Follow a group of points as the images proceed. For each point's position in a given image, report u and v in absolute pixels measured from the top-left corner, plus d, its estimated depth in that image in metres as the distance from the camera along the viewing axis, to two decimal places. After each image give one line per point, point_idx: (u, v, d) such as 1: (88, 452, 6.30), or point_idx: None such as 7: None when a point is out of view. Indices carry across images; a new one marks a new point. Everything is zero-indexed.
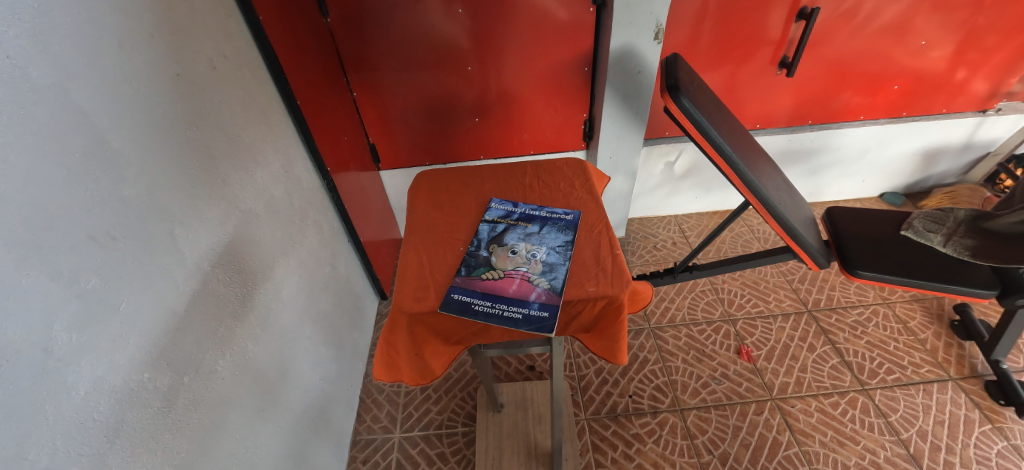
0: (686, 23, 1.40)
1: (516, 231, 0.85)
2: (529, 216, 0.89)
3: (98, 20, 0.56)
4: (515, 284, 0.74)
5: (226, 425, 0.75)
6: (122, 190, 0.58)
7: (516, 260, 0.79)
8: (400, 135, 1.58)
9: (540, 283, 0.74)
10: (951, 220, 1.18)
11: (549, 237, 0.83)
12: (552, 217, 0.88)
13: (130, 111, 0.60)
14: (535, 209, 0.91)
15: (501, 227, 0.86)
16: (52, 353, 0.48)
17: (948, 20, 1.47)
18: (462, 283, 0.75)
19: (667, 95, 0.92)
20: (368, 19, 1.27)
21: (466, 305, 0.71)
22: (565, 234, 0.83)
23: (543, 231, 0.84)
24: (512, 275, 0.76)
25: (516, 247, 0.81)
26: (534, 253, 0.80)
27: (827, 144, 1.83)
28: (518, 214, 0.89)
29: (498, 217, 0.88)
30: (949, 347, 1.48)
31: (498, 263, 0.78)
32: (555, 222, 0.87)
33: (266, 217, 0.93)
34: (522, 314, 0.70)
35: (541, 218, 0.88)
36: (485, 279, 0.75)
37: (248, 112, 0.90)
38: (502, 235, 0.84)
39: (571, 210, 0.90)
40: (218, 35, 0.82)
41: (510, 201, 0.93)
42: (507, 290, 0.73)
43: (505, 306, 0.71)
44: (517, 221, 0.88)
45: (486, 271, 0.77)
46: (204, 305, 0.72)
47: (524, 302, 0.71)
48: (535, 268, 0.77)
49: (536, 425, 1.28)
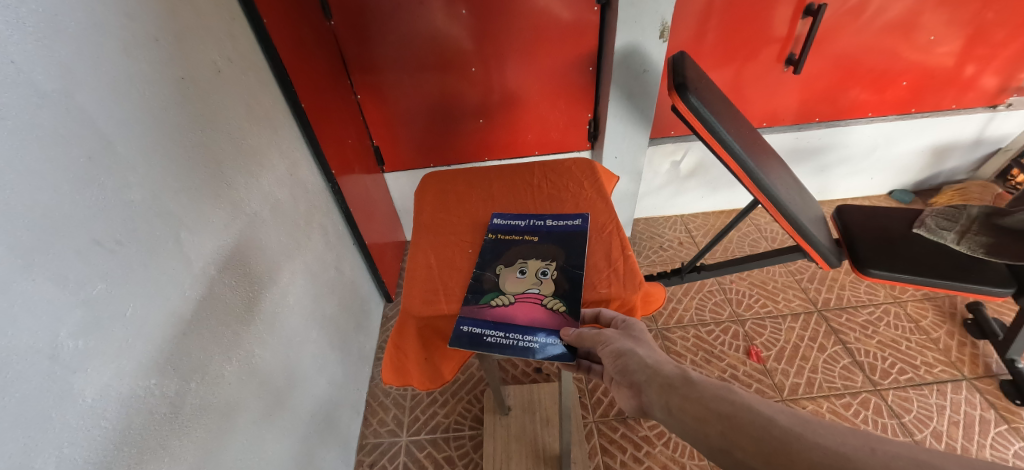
0: (691, 21, 1.39)
1: (523, 245, 0.82)
2: (534, 228, 0.86)
3: (102, 25, 0.56)
4: (527, 309, 0.71)
5: (234, 431, 0.74)
6: (127, 195, 0.57)
7: (527, 281, 0.75)
8: (404, 137, 1.57)
9: (556, 307, 0.70)
10: (965, 217, 1.15)
11: (556, 250, 0.80)
12: (559, 226, 0.85)
13: (136, 116, 0.60)
14: (540, 219, 0.88)
15: (506, 241, 0.83)
16: (59, 359, 0.48)
17: (957, 16, 1.45)
18: (470, 313, 0.71)
19: (674, 93, 0.90)
20: (372, 21, 1.27)
21: (478, 337, 0.68)
22: (574, 242, 0.81)
23: (552, 241, 0.82)
24: (524, 300, 0.72)
25: (524, 266, 0.77)
26: (544, 271, 0.76)
27: (836, 142, 1.80)
28: (522, 226, 0.86)
29: (502, 231, 0.85)
30: (962, 346, 1.45)
31: (507, 287, 0.74)
32: (562, 234, 0.83)
33: (273, 220, 0.93)
34: (539, 344, 0.66)
35: (548, 229, 0.84)
36: (495, 307, 0.72)
37: (253, 114, 0.90)
38: (508, 252, 0.81)
39: (577, 217, 0.87)
40: (222, 38, 0.82)
41: (512, 214, 0.90)
42: (519, 318, 0.69)
43: (520, 337, 0.67)
44: (523, 233, 0.84)
45: (496, 296, 0.73)
46: (211, 310, 0.71)
47: (539, 331, 0.67)
48: (547, 289, 0.73)
49: (544, 429, 1.27)
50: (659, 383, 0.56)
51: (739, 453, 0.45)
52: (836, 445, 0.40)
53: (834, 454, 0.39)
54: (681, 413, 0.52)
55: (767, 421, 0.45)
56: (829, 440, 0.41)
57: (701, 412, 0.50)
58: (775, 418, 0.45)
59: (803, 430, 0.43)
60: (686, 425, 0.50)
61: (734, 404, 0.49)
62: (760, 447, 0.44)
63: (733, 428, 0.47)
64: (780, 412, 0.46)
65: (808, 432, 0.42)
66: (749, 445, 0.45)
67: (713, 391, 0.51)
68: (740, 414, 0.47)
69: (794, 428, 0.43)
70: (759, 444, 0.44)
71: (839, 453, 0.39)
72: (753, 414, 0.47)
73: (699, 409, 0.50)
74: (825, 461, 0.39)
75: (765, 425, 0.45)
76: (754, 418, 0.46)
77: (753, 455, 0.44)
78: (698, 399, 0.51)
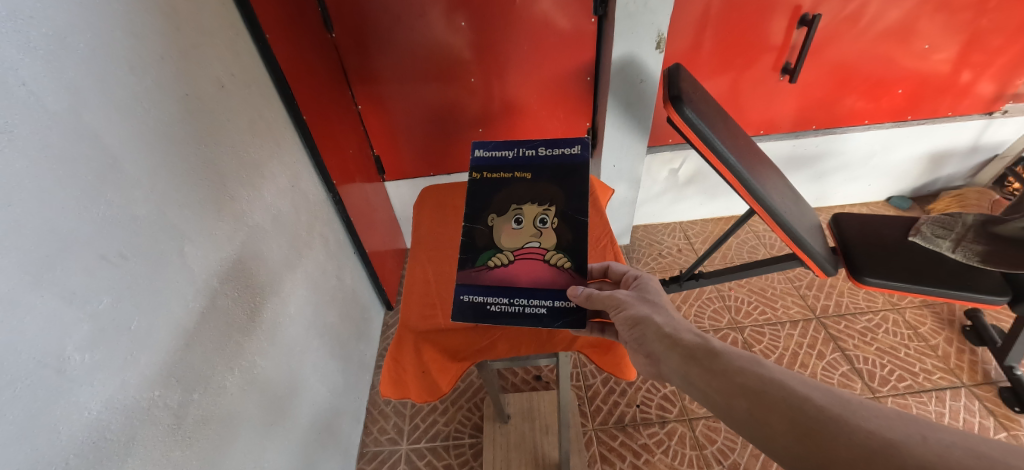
0: (687, 31, 1.40)
1: (516, 184, 0.80)
2: (527, 160, 0.81)
3: (110, 46, 0.58)
4: (527, 268, 0.72)
5: (236, 442, 0.75)
6: (133, 210, 0.59)
7: (525, 232, 0.74)
8: (405, 147, 1.59)
9: (560, 263, 0.72)
10: (960, 225, 1.18)
11: (553, 189, 0.78)
12: (553, 158, 0.81)
13: (141, 132, 0.61)
14: (532, 148, 0.82)
15: (497, 182, 0.81)
16: (65, 373, 0.49)
17: (952, 23, 1.46)
18: (471, 280, 0.73)
19: (670, 106, 0.92)
20: (373, 33, 1.29)
21: (482, 307, 0.71)
22: (571, 179, 0.78)
23: (547, 179, 0.79)
24: (524, 257, 0.73)
25: (521, 215, 0.76)
26: (543, 220, 0.75)
27: (833, 149, 1.81)
28: (515, 159, 0.82)
29: (493, 170, 0.82)
30: (960, 353, 1.46)
31: (506, 243, 0.74)
32: (555, 167, 0.80)
33: (274, 232, 0.95)
34: (546, 308, 0.70)
35: (540, 162, 0.81)
36: (495, 269, 0.73)
37: (256, 127, 0.91)
38: (502, 196, 0.79)
39: (573, 144, 0.81)
40: (226, 54, 0.84)
41: (501, 144, 0.84)
42: (521, 281, 0.72)
43: (525, 302, 0.71)
44: (515, 170, 0.81)
45: (495, 256, 0.73)
46: (214, 321, 0.73)
47: (543, 294, 0.71)
48: (548, 241, 0.73)
49: (543, 437, 1.27)
50: (678, 352, 0.59)
51: (765, 428, 0.47)
52: (884, 429, 0.42)
53: (879, 438, 0.41)
54: (704, 385, 0.55)
55: (802, 400, 0.47)
56: (873, 424, 0.42)
57: (726, 386, 0.52)
58: (811, 397, 0.47)
59: (842, 412, 0.44)
60: (709, 396, 0.54)
61: (762, 379, 0.51)
62: (793, 424, 0.46)
63: (760, 404, 0.49)
64: (815, 390, 0.48)
65: (849, 414, 0.44)
66: (778, 421, 0.47)
67: (741, 365, 0.53)
68: (771, 390, 0.49)
69: (833, 409, 0.45)
70: (793, 422, 0.46)
71: (888, 438, 0.41)
72: (784, 390, 0.49)
73: (725, 382, 0.53)
74: (870, 444, 0.41)
75: (798, 403, 0.47)
76: (786, 395, 0.48)
77: (785, 432, 0.46)
78: (722, 371, 0.54)
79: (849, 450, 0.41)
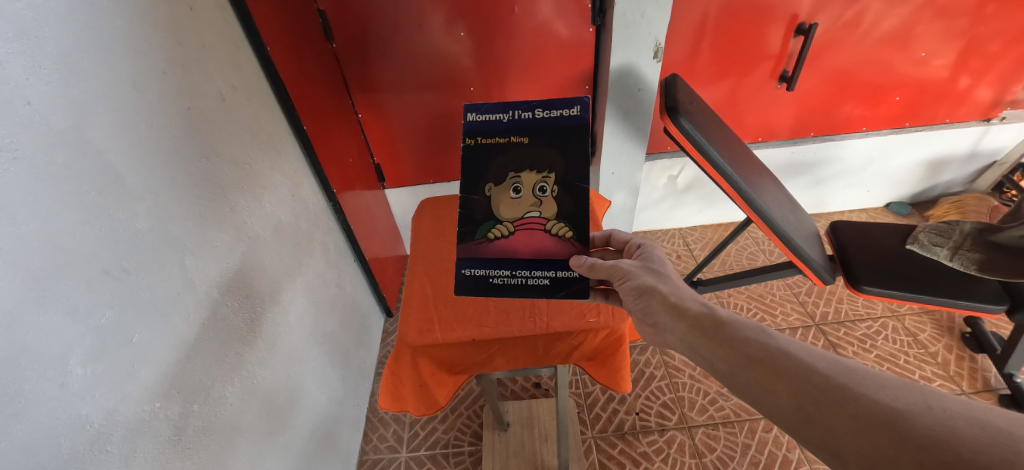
0: (685, 39, 1.41)
1: (512, 152, 0.72)
2: (522, 124, 0.72)
3: (113, 62, 0.58)
4: (528, 239, 0.72)
5: (235, 452, 0.76)
6: (135, 223, 0.59)
7: (524, 202, 0.71)
8: (405, 154, 1.60)
9: (561, 233, 0.71)
10: (957, 233, 1.18)
11: (553, 156, 0.71)
12: (551, 120, 0.71)
13: (143, 146, 0.62)
14: (526, 107, 0.72)
15: (492, 149, 0.73)
16: (68, 387, 0.49)
17: (949, 30, 1.47)
18: (472, 253, 0.74)
19: (667, 116, 0.93)
20: (373, 43, 1.30)
21: (485, 279, 0.73)
22: (572, 146, 0.71)
23: (545, 147, 0.71)
24: (525, 228, 0.72)
25: (519, 183, 0.72)
26: (542, 187, 0.71)
27: (830, 156, 1.82)
28: (508, 123, 0.72)
29: (484, 136, 0.73)
30: (960, 361, 1.46)
31: (505, 213, 0.72)
32: (556, 132, 0.71)
33: (274, 241, 0.95)
34: (548, 279, 0.72)
35: (539, 126, 0.71)
36: (496, 241, 0.73)
37: (257, 139, 0.92)
38: (496, 165, 0.72)
39: (573, 103, 0.71)
40: (227, 67, 0.85)
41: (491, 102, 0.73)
42: (522, 251, 0.73)
43: (527, 274, 0.73)
44: (510, 135, 0.72)
45: (494, 228, 0.72)
46: (214, 332, 0.73)
47: (544, 264, 0.72)
48: (548, 210, 0.71)
49: (542, 445, 1.28)
50: (684, 321, 0.62)
51: (768, 394, 0.49)
52: (889, 399, 0.43)
53: (883, 406, 0.42)
54: (708, 352, 0.58)
55: (808, 369, 0.48)
56: (878, 393, 0.44)
57: (731, 353, 0.55)
58: (817, 366, 0.48)
59: (846, 380, 0.46)
60: (713, 363, 0.56)
61: (769, 348, 0.53)
62: (796, 390, 0.47)
63: (765, 371, 0.51)
64: (821, 360, 0.49)
65: (853, 383, 0.45)
66: (781, 387, 0.48)
67: (747, 335, 0.55)
68: (777, 359, 0.51)
69: (838, 377, 0.46)
70: (795, 388, 0.47)
71: (894, 407, 0.42)
72: (790, 360, 0.50)
73: (730, 351, 0.55)
74: (873, 411, 0.42)
75: (804, 372, 0.49)
76: (792, 364, 0.50)
77: (788, 398, 0.47)
78: (727, 339, 0.56)
79: (853, 417, 0.43)
